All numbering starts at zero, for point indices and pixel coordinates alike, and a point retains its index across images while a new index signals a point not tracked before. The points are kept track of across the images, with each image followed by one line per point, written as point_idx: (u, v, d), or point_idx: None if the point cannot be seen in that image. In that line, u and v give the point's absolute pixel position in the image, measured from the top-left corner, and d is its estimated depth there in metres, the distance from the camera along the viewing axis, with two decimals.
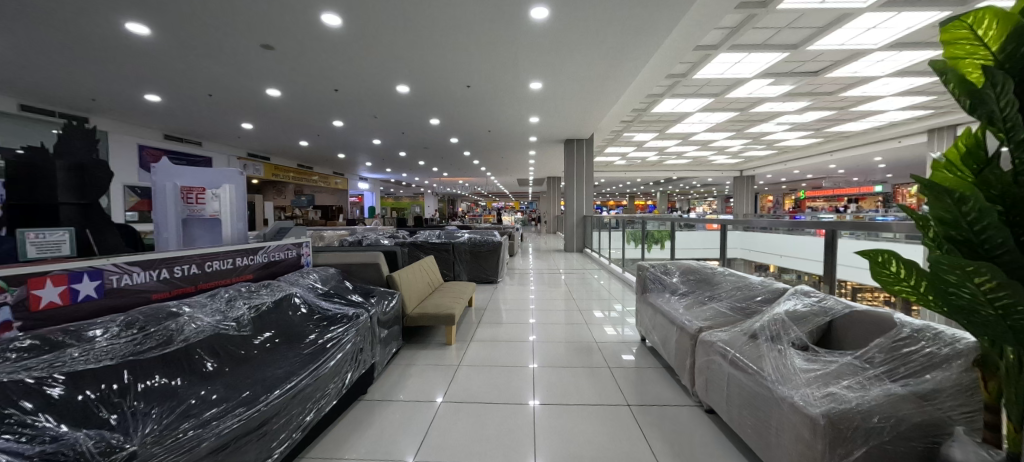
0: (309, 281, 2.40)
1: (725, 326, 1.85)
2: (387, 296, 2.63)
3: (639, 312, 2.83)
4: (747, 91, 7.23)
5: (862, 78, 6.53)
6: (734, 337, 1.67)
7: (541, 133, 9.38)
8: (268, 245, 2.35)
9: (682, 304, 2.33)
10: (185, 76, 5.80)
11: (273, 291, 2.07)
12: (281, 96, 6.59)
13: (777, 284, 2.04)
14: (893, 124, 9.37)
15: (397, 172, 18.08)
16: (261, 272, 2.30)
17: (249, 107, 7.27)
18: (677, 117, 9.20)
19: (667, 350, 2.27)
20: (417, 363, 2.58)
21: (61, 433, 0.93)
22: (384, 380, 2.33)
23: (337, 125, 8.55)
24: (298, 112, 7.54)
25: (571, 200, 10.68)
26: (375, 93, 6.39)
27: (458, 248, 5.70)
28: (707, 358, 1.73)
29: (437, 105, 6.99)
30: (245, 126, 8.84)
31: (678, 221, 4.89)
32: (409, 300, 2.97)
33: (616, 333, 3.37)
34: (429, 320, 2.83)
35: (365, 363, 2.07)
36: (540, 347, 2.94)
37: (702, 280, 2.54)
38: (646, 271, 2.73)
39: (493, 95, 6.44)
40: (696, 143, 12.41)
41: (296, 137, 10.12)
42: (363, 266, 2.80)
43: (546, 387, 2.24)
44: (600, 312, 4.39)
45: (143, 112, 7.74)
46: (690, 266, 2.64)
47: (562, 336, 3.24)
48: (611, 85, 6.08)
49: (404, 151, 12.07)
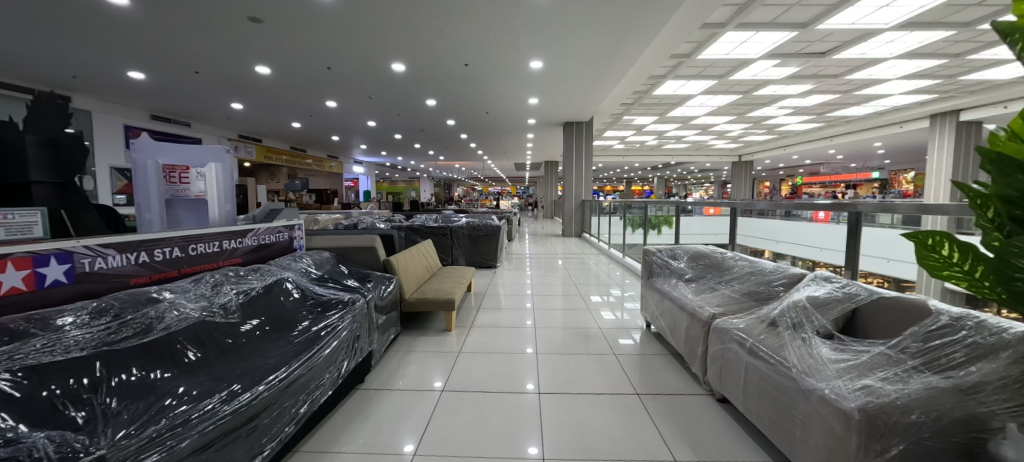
0: (301, 265, 2.29)
1: (740, 313, 1.78)
2: (384, 281, 2.52)
3: (644, 299, 2.78)
4: (752, 73, 7.02)
5: (869, 60, 6.34)
6: (751, 325, 1.60)
7: (539, 115, 9.18)
8: (259, 227, 2.22)
9: (691, 290, 2.25)
10: (169, 51, 5.51)
11: (262, 276, 1.95)
12: (270, 74, 6.30)
13: (794, 269, 1.94)
14: (896, 108, 9.20)
15: (393, 155, 17.77)
16: (250, 256, 2.18)
17: (237, 85, 6.96)
18: (679, 100, 9.01)
19: (676, 336, 2.20)
20: (416, 350, 2.49)
21: (19, 435, 0.82)
22: (382, 368, 2.25)
23: (330, 106, 8.26)
24: (289, 91, 7.23)
25: (569, 185, 10.53)
26: (367, 72, 6.11)
27: (456, 233, 5.58)
28: (722, 346, 1.66)
29: (433, 85, 6.72)
30: (235, 107, 8.53)
31: (680, 205, 4.78)
32: (407, 284, 2.86)
33: (614, 318, 3.32)
34: (427, 305, 2.74)
35: (363, 350, 1.99)
36: (541, 333, 2.87)
37: (712, 265, 2.45)
38: (652, 255, 2.63)
39: (490, 74, 6.17)
40: (696, 127, 12.23)
41: (288, 118, 9.82)
42: (359, 249, 2.69)
43: (549, 375, 2.17)
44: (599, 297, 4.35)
45: (127, 91, 7.40)
46: (697, 250, 2.56)
47: (562, 322, 3.16)
48: (613, 65, 5.87)
49: (399, 133, 11.76)
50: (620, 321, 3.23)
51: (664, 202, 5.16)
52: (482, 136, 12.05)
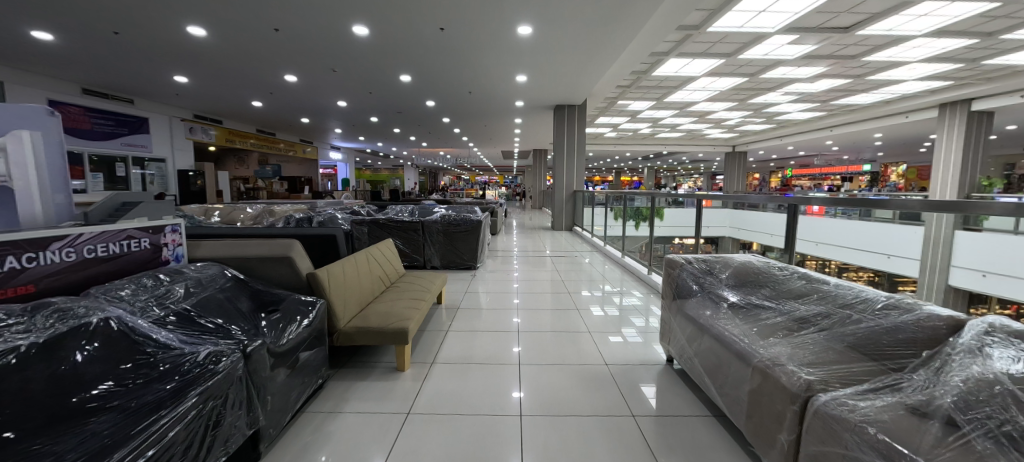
0: (155, 293, 1.46)
1: (865, 388, 1.06)
2: (299, 311, 1.73)
3: (665, 325, 2.11)
4: (763, 51, 6.34)
5: (894, 38, 5.71)
6: (919, 433, 0.86)
7: (527, 96, 8.35)
8: (82, 233, 1.40)
9: (748, 326, 1.55)
10: (70, 4, 4.43)
11: (51, 322, 1.11)
12: (207, 37, 5.25)
13: (926, 305, 1.24)
14: (905, 97, 8.70)
15: (372, 141, 16.63)
16: (61, 280, 1.34)
17: (173, 52, 5.88)
18: (679, 83, 8.29)
19: (724, 396, 1.49)
20: (344, 411, 1.70)
21: None
22: (279, 452, 1.44)
23: (290, 81, 7.23)
24: (237, 61, 6.15)
25: (560, 173, 9.72)
26: (326, 37, 5.13)
27: (429, 228, 4.76)
28: (847, 455, 0.94)
29: (405, 55, 5.77)
30: (179, 80, 7.40)
31: (665, 195, 4.21)
32: (345, 306, 2.08)
33: (603, 314, 3.32)
34: (370, 337, 1.97)
35: (232, 440, 1.22)
36: (531, 372, 2.13)
37: (769, 288, 1.79)
38: (678, 269, 1.98)
39: (473, 42, 5.28)
40: (693, 114, 11.56)
41: (246, 96, 8.71)
42: (268, 261, 1.87)
43: (542, 456, 1.43)
44: (595, 304, 3.65)
45: (38, 56, 6.20)
46: (744, 266, 1.89)
47: (557, 353, 2.41)
48: (614, 36, 5.07)
49: (376, 115, 10.74)
50: (612, 317, 3.22)
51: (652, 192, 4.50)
52: (467, 120, 11.13)
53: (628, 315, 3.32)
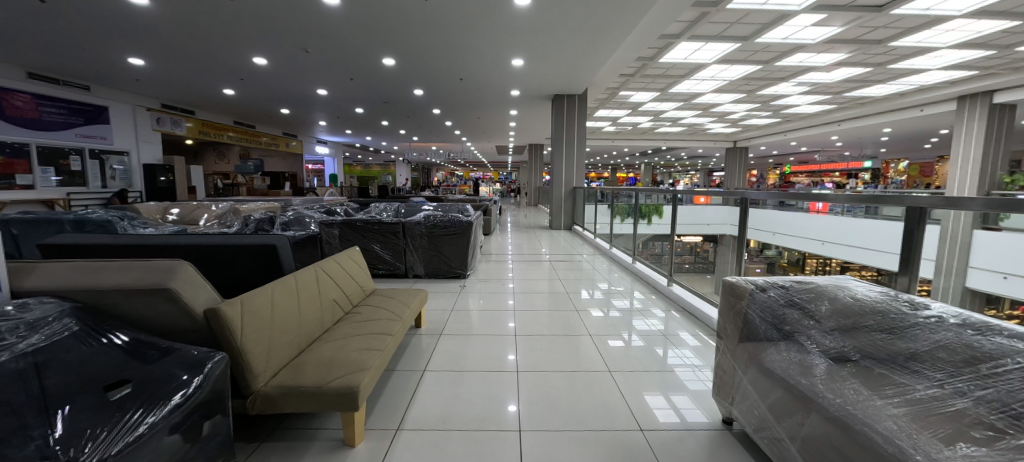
0: None
1: None
2: (172, 383, 1.06)
3: (721, 376, 1.53)
4: (783, 34, 5.79)
5: (929, 19, 5.17)
6: None
7: (523, 84, 7.72)
8: None
9: (893, 410, 0.94)
10: None
11: None
12: (151, 7, 4.49)
13: None
14: (922, 88, 8.25)
15: (360, 135, 15.87)
16: None
17: (115, 25, 5.08)
18: (687, 71, 7.72)
19: None
20: None
21: None
22: None
23: (260, 63, 6.49)
24: (195, 37, 5.39)
25: (557, 169, 9.10)
26: (292, 6, 4.40)
27: (411, 230, 4.12)
28: None
29: (387, 30, 5.06)
30: (135, 62, 6.60)
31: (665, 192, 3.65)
32: (268, 355, 1.43)
33: (602, 317, 2.98)
34: (301, 403, 1.34)
35: None
36: (535, 442, 1.49)
37: (897, 336, 1.20)
38: (748, 300, 1.39)
39: (462, 16, 4.63)
40: (697, 107, 11.02)
41: (216, 82, 7.93)
42: (139, 294, 1.22)
43: None
44: (596, 310, 3.16)
45: None
46: (850, 299, 1.32)
47: (569, 404, 1.76)
48: (623, 11, 4.44)
49: (361, 106, 10.03)
50: (624, 330, 2.69)
51: (652, 189, 3.96)
52: (459, 111, 10.46)
53: (631, 316, 2.97)
